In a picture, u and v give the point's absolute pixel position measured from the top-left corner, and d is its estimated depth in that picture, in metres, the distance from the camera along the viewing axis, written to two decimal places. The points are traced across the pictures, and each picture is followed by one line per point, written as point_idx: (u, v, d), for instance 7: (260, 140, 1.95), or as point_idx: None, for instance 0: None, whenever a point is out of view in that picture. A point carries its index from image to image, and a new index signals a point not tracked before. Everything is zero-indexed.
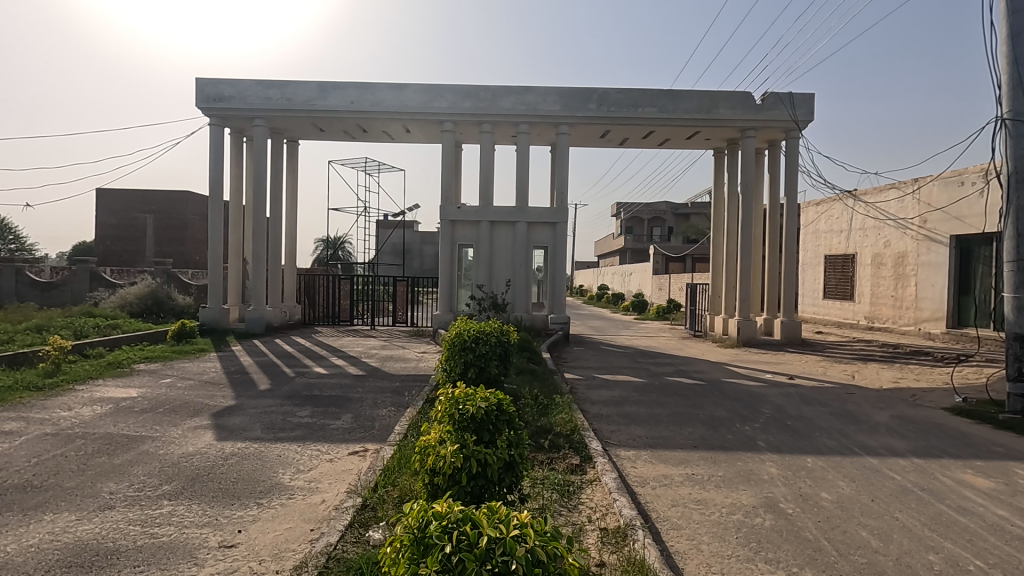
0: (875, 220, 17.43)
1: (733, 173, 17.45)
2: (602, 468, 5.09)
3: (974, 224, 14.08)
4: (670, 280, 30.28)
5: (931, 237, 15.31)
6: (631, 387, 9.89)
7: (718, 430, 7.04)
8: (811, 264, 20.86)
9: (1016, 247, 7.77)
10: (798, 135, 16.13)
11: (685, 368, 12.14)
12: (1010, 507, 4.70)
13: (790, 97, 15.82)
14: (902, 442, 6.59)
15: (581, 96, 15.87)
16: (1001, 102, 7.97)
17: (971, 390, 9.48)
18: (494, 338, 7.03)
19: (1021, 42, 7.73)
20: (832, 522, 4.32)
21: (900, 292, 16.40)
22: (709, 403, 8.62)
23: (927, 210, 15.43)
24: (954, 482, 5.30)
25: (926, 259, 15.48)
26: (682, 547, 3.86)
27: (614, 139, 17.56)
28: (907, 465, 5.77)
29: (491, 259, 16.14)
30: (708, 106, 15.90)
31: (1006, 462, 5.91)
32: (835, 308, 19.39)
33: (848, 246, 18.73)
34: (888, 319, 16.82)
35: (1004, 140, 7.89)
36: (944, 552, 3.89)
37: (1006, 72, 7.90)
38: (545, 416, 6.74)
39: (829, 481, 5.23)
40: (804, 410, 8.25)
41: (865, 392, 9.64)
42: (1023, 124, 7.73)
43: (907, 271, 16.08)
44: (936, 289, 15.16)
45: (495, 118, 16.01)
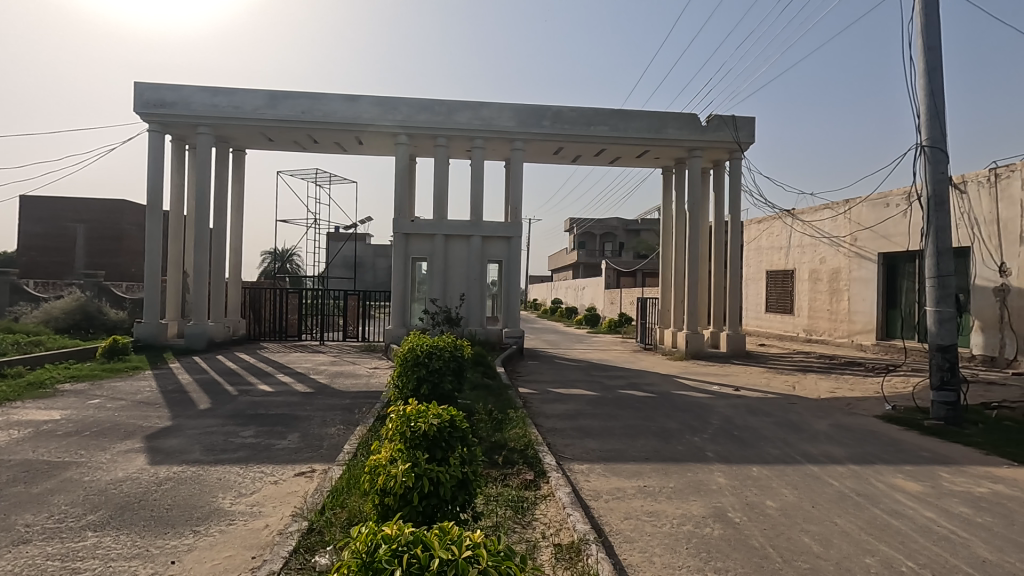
0: (811, 238, 18.41)
1: (681, 191, 18.08)
2: (556, 483, 5.06)
3: (898, 243, 15.07)
4: (622, 295, 30.89)
5: (861, 254, 16.29)
6: (584, 400, 9.98)
7: (670, 442, 7.17)
8: (753, 279, 21.76)
9: (937, 264, 8.36)
10: (741, 156, 16.90)
11: (637, 381, 12.38)
12: (937, 509, 4.99)
13: (733, 120, 16.60)
14: (840, 450, 6.91)
15: (535, 113, 16.10)
16: (920, 131, 8.61)
17: (900, 399, 10.06)
18: (447, 353, 6.95)
19: (936, 77, 8.43)
20: (777, 529, 4.46)
21: (835, 306, 17.34)
22: (661, 415, 8.80)
23: (857, 229, 16.42)
24: (888, 486, 5.59)
25: (858, 274, 16.44)
26: (635, 560, 3.89)
27: (567, 156, 17.89)
28: (844, 471, 6.06)
29: (445, 274, 16.03)
30: (658, 126, 16.46)
31: (932, 467, 6.28)
32: (776, 321, 20.26)
33: (787, 262, 19.68)
34: (825, 332, 17.70)
35: (924, 165, 8.51)
36: (879, 554, 4.07)
37: (922, 103, 8.57)
38: (498, 431, 6.68)
39: (774, 489, 5.41)
40: (750, 420, 8.53)
41: (806, 402, 10.04)
42: (939, 151, 8.38)
43: (841, 286, 17.04)
44: (866, 303, 16.12)
45: (450, 132, 15.99)
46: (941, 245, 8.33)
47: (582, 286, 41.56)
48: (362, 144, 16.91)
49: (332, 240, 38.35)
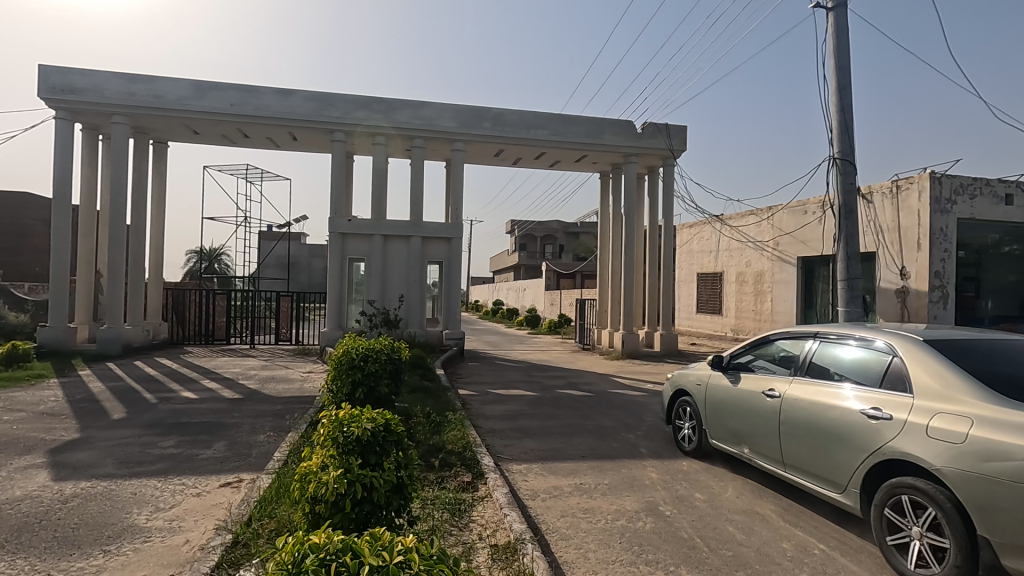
0: (737, 243, 19.44)
1: (618, 196, 18.61)
2: (493, 484, 5.08)
3: (815, 247, 16.16)
4: (562, 296, 31.43)
5: (782, 258, 17.36)
6: (524, 400, 10.06)
7: (606, 440, 7.35)
8: (685, 281, 22.72)
9: (847, 268, 9.03)
10: (673, 163, 17.61)
11: (575, 381, 12.62)
12: None
13: (666, 128, 17.27)
14: None
15: (476, 114, 16.08)
16: (832, 144, 9.28)
17: None
18: (384, 355, 6.81)
19: (846, 94, 9.11)
20: (704, 520, 4.66)
21: (759, 307, 18.38)
22: (598, 414, 9.01)
23: (779, 234, 17.49)
24: None
25: (779, 277, 17.51)
26: (570, 557, 3.96)
27: (507, 158, 18.00)
28: None
29: (384, 275, 15.71)
30: (596, 132, 16.87)
31: None
32: (706, 321, 21.24)
33: (716, 265, 20.68)
34: (750, 331, 18.72)
35: (836, 175, 9.17)
36: (795, 539, 4.35)
37: (834, 118, 9.24)
38: (437, 434, 6.62)
39: (702, 482, 5.66)
40: None
41: None
42: (848, 163, 9.07)
43: (764, 288, 18.09)
44: (787, 304, 17.19)
45: (389, 131, 15.69)
46: (850, 250, 9.02)
47: (523, 288, 41.92)
48: (296, 140, 16.31)
49: (264, 239, 36.73)
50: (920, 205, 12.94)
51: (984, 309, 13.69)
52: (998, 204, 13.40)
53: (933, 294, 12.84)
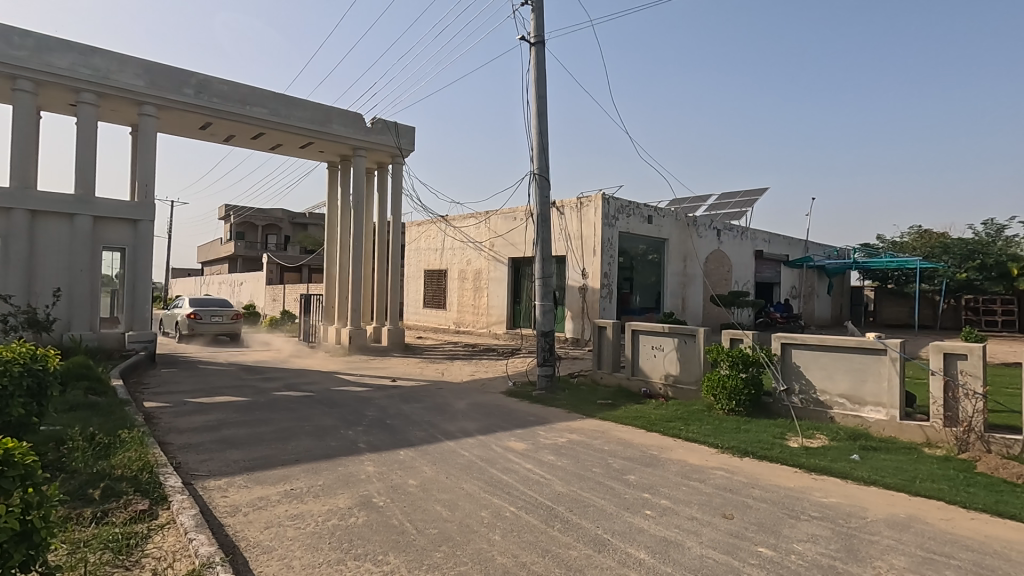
0: (460, 242, 20.98)
1: (346, 188, 18.12)
2: (179, 507, 4.37)
3: (521, 249, 18.54)
4: (285, 291, 29.11)
5: (496, 258, 19.42)
6: (231, 407, 8.97)
7: (323, 439, 7.07)
8: (413, 277, 23.49)
9: (543, 267, 10.60)
10: (401, 162, 18.01)
11: (294, 381, 11.82)
12: (534, 461, 6.32)
13: (395, 127, 17.54)
14: (471, 424, 8.08)
15: (174, 77, 13.63)
16: (533, 161, 10.76)
17: (518, 376, 12.41)
18: (19, 367, 5.21)
19: (543, 120, 10.67)
20: (414, 505, 4.89)
21: (477, 302, 20.21)
22: (317, 413, 8.62)
23: (493, 236, 19.51)
24: (503, 449, 6.80)
25: (494, 275, 19.55)
26: (271, 571, 3.67)
27: (217, 133, 15.76)
28: (473, 442, 7.10)
29: (31, 262, 12.05)
30: (323, 119, 16.09)
31: (534, 428, 7.94)
32: (431, 315, 22.34)
33: (440, 262, 21.95)
34: (470, 324, 20.44)
35: (535, 188, 10.66)
36: (492, 506, 4.91)
37: (536, 139, 10.72)
38: (102, 459, 5.37)
39: (415, 468, 5.94)
40: (402, 408, 9.17)
41: (451, 386, 11.38)
42: (544, 178, 10.65)
43: (482, 285, 19.98)
44: (499, 299, 19.31)
45: (41, 76, 12.07)
46: (546, 253, 10.60)
47: (239, 282, 37.32)
48: None
49: None
50: (595, 219, 16.05)
51: (634, 302, 17.77)
52: (644, 223, 17.50)
53: (603, 291, 16.05)
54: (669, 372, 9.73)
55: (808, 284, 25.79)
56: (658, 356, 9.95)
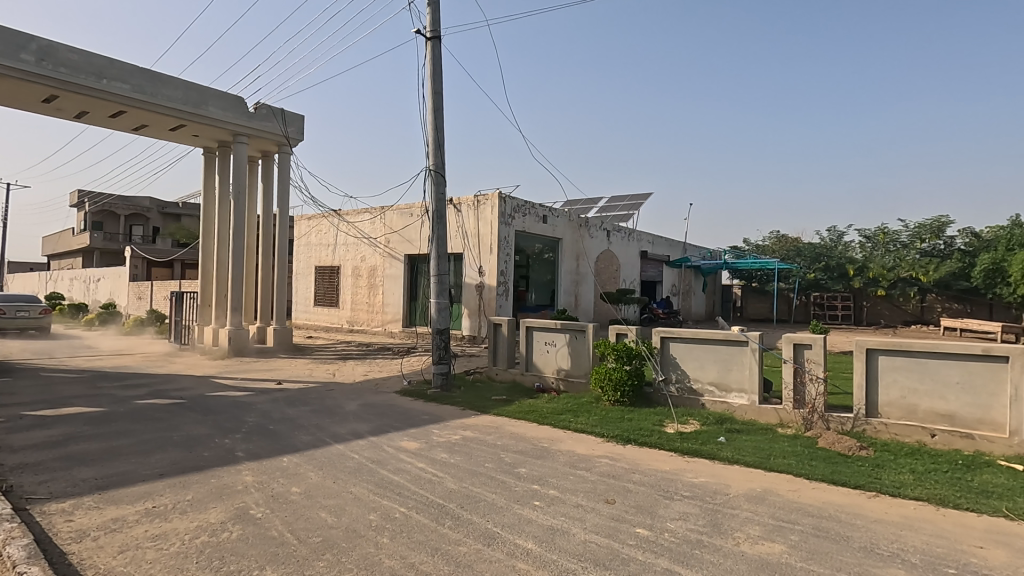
0: (353, 238, 20.19)
1: (225, 177, 16.72)
2: (6, 538, 3.77)
3: (417, 246, 18.24)
4: (153, 288, 26.25)
5: (392, 255, 18.94)
6: (81, 420, 7.92)
7: (194, 450, 6.47)
8: (302, 274, 22.24)
9: (438, 265, 10.50)
10: (289, 152, 16.95)
11: (162, 387, 10.70)
12: (427, 459, 6.25)
13: (282, 114, 16.47)
14: (363, 425, 7.81)
15: (8, 39, 11.73)
16: (429, 157, 10.62)
17: (413, 375, 12.20)
18: None
19: (440, 116, 10.56)
20: (297, 513, 4.63)
21: (372, 299, 19.58)
22: (188, 422, 7.87)
23: (389, 232, 19.01)
24: (395, 449, 6.66)
25: (389, 272, 19.05)
26: None
27: (64, 108, 13.80)
28: (364, 444, 6.88)
29: None
30: (197, 100, 14.70)
31: (429, 426, 7.86)
32: (323, 313, 21.29)
33: (333, 259, 20.98)
34: (364, 322, 19.76)
35: (431, 185, 10.53)
36: (381, 509, 4.77)
37: (432, 135, 10.58)
38: None
39: (300, 475, 5.62)
40: (287, 412, 8.65)
41: (341, 387, 10.92)
42: (440, 175, 10.55)
43: (377, 282, 19.39)
44: (395, 297, 18.86)
45: None
46: (441, 250, 10.51)
47: (95, 278, 33.07)
48: None
49: None
50: (492, 217, 16.21)
51: (530, 300, 18.20)
52: (539, 222, 17.95)
53: (499, 288, 16.26)
54: (561, 367, 10.08)
55: (686, 283, 28.01)
56: (551, 352, 10.27)
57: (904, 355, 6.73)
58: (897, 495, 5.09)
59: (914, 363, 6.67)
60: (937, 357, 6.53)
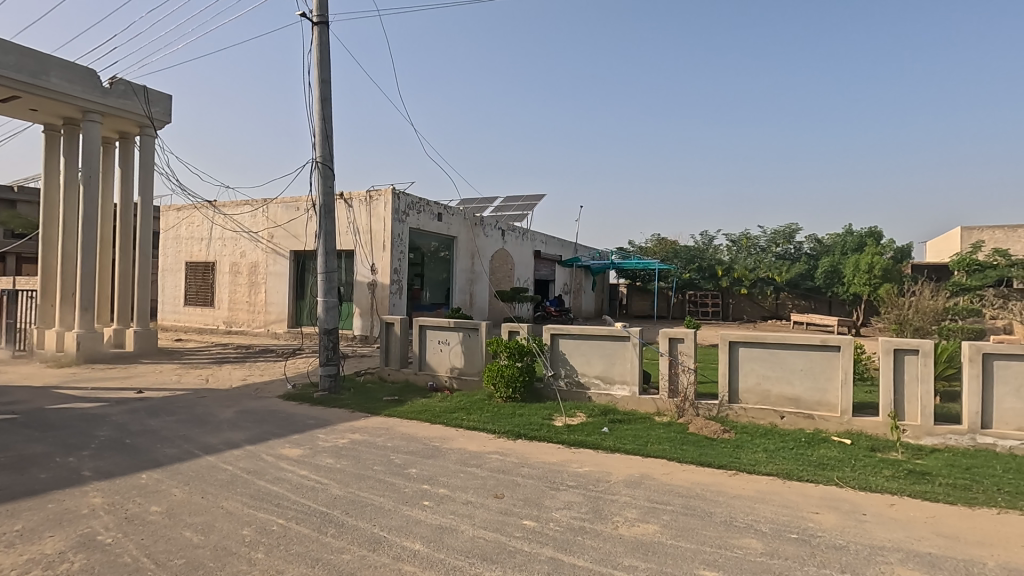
0: (231, 232, 18.66)
1: (73, 159, 14.66)
2: None
3: (304, 242, 17.26)
4: None
5: (276, 250, 17.76)
6: None
7: (27, 472, 5.60)
8: (171, 270, 20.15)
9: (326, 262, 10.01)
10: (153, 135, 15.25)
11: None
12: (310, 466, 5.93)
13: (144, 92, 14.78)
14: (239, 434, 7.24)
15: None
16: (315, 148, 10.09)
17: (298, 378, 11.52)
18: None
19: (327, 106, 10.07)
20: (156, 535, 4.17)
21: (252, 298, 18.23)
22: (20, 440, 6.80)
23: (272, 227, 17.80)
24: (275, 458, 6.24)
25: (273, 269, 17.85)
26: None
27: None
28: (239, 454, 6.37)
29: None
30: (36, 69, 12.73)
31: (314, 431, 7.46)
32: (195, 313, 19.44)
33: (207, 254, 19.24)
34: (244, 323, 18.33)
35: (318, 178, 10.02)
36: (256, 522, 4.45)
37: (319, 126, 10.06)
38: None
39: (161, 492, 5.08)
40: (148, 423, 7.78)
41: (215, 394, 10.03)
42: (328, 168, 10.07)
43: (258, 280, 18.08)
44: (279, 295, 17.70)
45: None
46: (329, 247, 10.03)
47: None
48: None
49: None
50: (385, 214, 15.77)
51: (425, 298, 17.98)
52: (434, 220, 17.74)
53: (392, 286, 15.86)
54: (454, 365, 10.06)
55: (577, 282, 29.20)
56: (444, 351, 10.21)
57: (759, 347, 7.53)
58: (753, 472, 5.68)
59: (768, 353, 7.48)
60: (786, 347, 7.38)
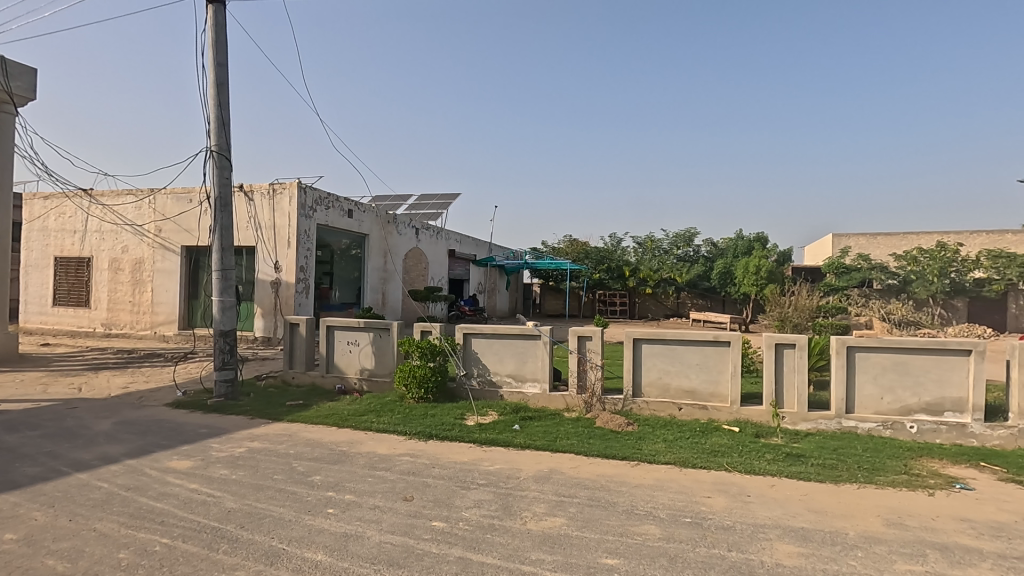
0: (111, 225, 16.87)
1: None
2: None
3: (197, 237, 15.97)
4: None
5: (164, 246, 16.28)
6: None
7: None
8: (36, 266, 17.87)
9: (221, 259, 9.32)
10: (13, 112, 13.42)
11: None
12: (201, 479, 5.50)
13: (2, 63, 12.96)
14: (117, 448, 6.55)
15: None
16: (209, 136, 9.37)
17: (189, 384, 10.63)
18: None
19: (223, 91, 9.38)
20: (9, 566, 3.67)
21: (137, 298, 16.59)
22: None
23: (160, 219, 16.30)
24: (160, 472, 5.72)
25: (161, 266, 16.35)
26: None
27: None
28: (117, 469, 5.77)
29: None
30: None
31: (206, 441, 6.93)
32: (66, 315, 17.37)
33: (81, 249, 17.26)
34: (126, 325, 16.64)
35: (212, 168, 9.30)
36: (135, 543, 4.04)
37: (213, 112, 9.35)
38: None
39: (18, 517, 4.48)
40: (4, 440, 6.83)
41: (89, 404, 9.01)
42: (224, 158, 9.38)
43: (144, 277, 16.49)
44: (169, 294, 16.25)
45: None
46: (225, 242, 9.35)
47: None
48: None
49: None
50: (290, 209, 14.96)
51: (333, 298, 17.29)
52: (344, 217, 17.08)
53: (298, 285, 15.08)
54: (363, 367, 9.75)
55: (491, 282, 29.38)
56: (353, 352, 9.86)
57: (660, 343, 7.96)
58: (653, 461, 6.01)
59: (667, 349, 7.93)
60: (684, 344, 7.86)
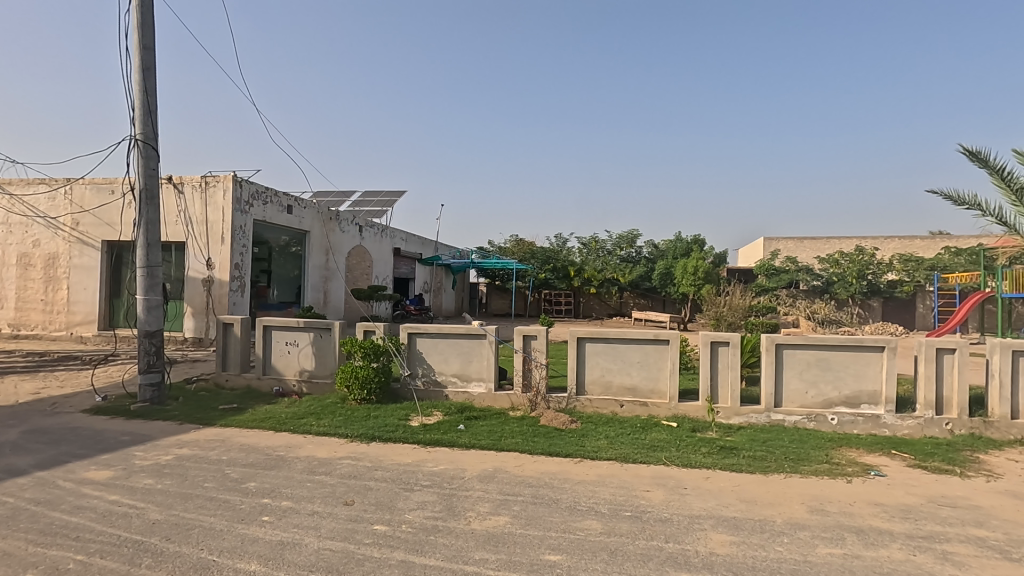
0: (21, 216, 15.52)
1: None
2: None
3: (120, 231, 14.94)
4: None
5: (82, 240, 15.13)
6: None
7: None
8: None
9: (146, 255, 8.76)
10: None
11: None
12: (122, 489, 5.14)
13: None
14: (25, 459, 6.02)
15: None
16: (134, 124, 8.79)
17: (110, 389, 9.92)
18: None
19: (150, 76, 8.81)
20: None
21: (50, 296, 15.34)
22: None
23: (78, 212, 15.13)
24: (75, 483, 5.30)
25: (78, 262, 15.19)
26: None
27: None
28: (25, 483, 5.30)
29: None
30: None
31: (129, 449, 6.48)
32: None
33: None
34: (37, 326, 15.35)
35: (137, 158, 8.73)
36: (45, 562, 3.73)
37: (138, 98, 8.77)
38: None
39: None
40: None
41: None
42: (151, 148, 8.82)
43: (58, 274, 15.27)
44: (87, 292, 15.12)
45: None
46: (151, 238, 8.79)
47: None
48: None
49: None
50: (224, 203, 14.25)
51: (271, 297, 16.64)
52: (283, 212, 16.44)
53: (232, 283, 14.40)
54: (302, 368, 9.42)
55: (437, 281, 29.15)
56: (292, 353, 9.51)
57: (603, 342, 8.12)
58: (596, 458, 6.13)
59: (609, 348, 8.11)
60: (625, 342, 8.06)
